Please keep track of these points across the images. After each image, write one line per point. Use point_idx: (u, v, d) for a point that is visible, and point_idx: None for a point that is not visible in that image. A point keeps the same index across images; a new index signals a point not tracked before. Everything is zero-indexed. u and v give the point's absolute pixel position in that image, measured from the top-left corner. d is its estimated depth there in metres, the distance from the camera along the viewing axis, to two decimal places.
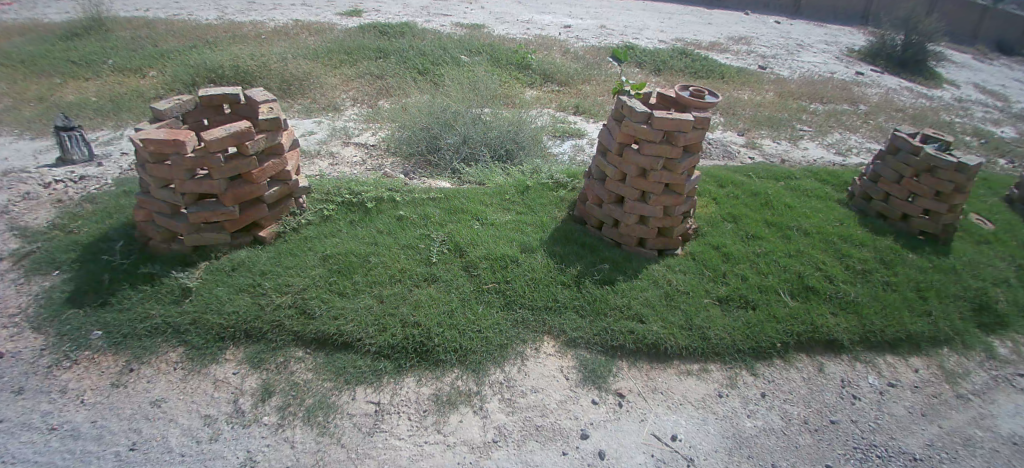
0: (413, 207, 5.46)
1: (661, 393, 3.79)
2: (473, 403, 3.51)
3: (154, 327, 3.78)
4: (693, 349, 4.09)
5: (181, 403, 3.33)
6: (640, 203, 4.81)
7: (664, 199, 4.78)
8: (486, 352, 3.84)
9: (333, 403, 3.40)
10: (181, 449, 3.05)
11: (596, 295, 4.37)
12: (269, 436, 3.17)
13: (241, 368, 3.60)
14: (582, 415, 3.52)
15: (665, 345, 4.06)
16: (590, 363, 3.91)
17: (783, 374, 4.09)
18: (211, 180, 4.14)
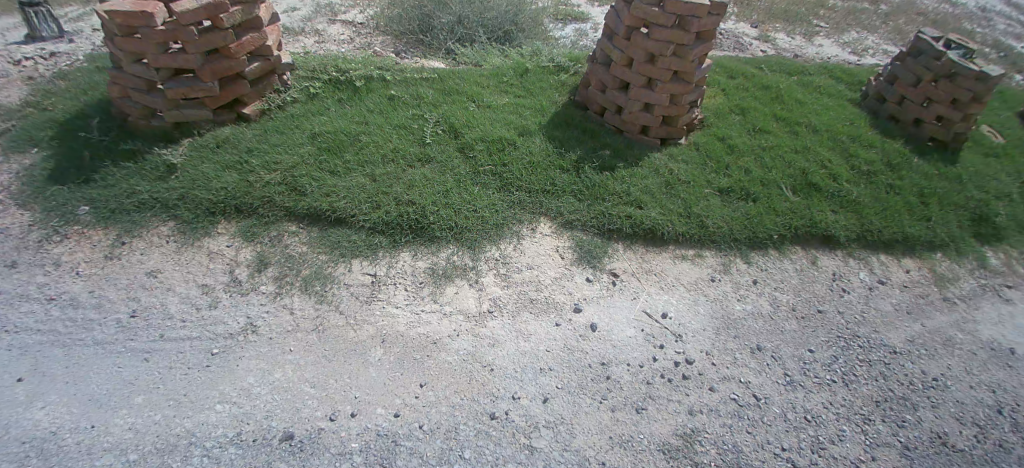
0: (405, 86, 5.34)
1: (647, 275, 3.90)
2: (469, 277, 3.66)
3: (143, 203, 3.82)
4: (690, 235, 4.20)
5: (178, 274, 3.44)
6: (643, 93, 4.68)
7: (668, 88, 4.63)
8: (469, 234, 3.92)
9: (331, 274, 3.54)
10: (181, 316, 3.19)
11: (592, 181, 4.44)
12: (268, 302, 3.33)
13: (235, 241, 3.69)
14: (575, 292, 3.68)
15: (662, 231, 4.16)
16: (574, 248, 3.98)
17: (773, 257, 4.24)
18: (185, 54, 4.03)
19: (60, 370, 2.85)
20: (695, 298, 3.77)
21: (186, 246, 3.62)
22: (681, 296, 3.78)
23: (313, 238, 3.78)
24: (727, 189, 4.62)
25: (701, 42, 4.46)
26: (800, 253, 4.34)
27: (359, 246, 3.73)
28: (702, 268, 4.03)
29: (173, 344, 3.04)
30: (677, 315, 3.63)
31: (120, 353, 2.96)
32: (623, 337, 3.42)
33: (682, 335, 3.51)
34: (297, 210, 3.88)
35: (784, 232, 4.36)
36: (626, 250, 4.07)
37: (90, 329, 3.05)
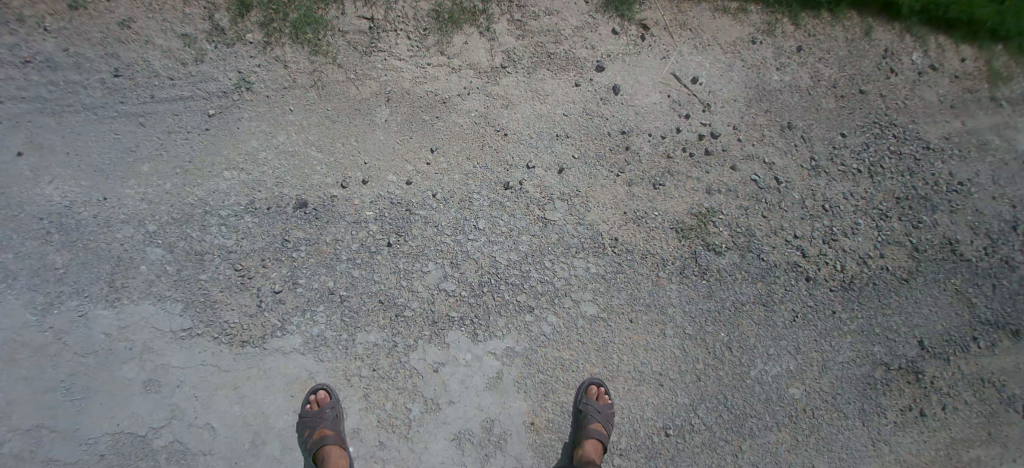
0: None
1: (727, 102, 3.39)
2: (507, 197, 2.83)
3: (107, 32, 2.84)
4: (795, 201, 3.26)
5: (145, 145, 2.76)
6: (776, 99, 3.50)
7: (804, 101, 3.54)
8: (529, 137, 3.00)
9: (328, 191, 2.72)
10: (150, 218, 2.64)
11: (684, 107, 3.29)
12: (248, 209, 2.67)
13: (216, 111, 2.84)
14: (639, 246, 2.86)
15: (762, 197, 3.22)
16: (684, 181, 3.09)
17: (854, 122, 3.54)
18: None
19: (93, 242, 2.62)
20: (805, 225, 3.23)
21: (208, 83, 2.87)
22: (792, 224, 3.21)
23: (311, 40, 3.01)
24: (808, 33, 3.69)
25: (827, 39, 3.70)
26: (917, 157, 3.51)
27: (407, 156, 2.87)
28: (813, 223, 3.24)
29: (226, 182, 2.71)
30: (780, 244, 3.15)
31: (170, 225, 2.64)
32: (727, 285, 2.97)
33: (777, 272, 3.10)
34: (302, 30, 3.01)
35: (896, 179, 3.44)
36: (744, 209, 3.15)
37: (77, 275, 2.58)
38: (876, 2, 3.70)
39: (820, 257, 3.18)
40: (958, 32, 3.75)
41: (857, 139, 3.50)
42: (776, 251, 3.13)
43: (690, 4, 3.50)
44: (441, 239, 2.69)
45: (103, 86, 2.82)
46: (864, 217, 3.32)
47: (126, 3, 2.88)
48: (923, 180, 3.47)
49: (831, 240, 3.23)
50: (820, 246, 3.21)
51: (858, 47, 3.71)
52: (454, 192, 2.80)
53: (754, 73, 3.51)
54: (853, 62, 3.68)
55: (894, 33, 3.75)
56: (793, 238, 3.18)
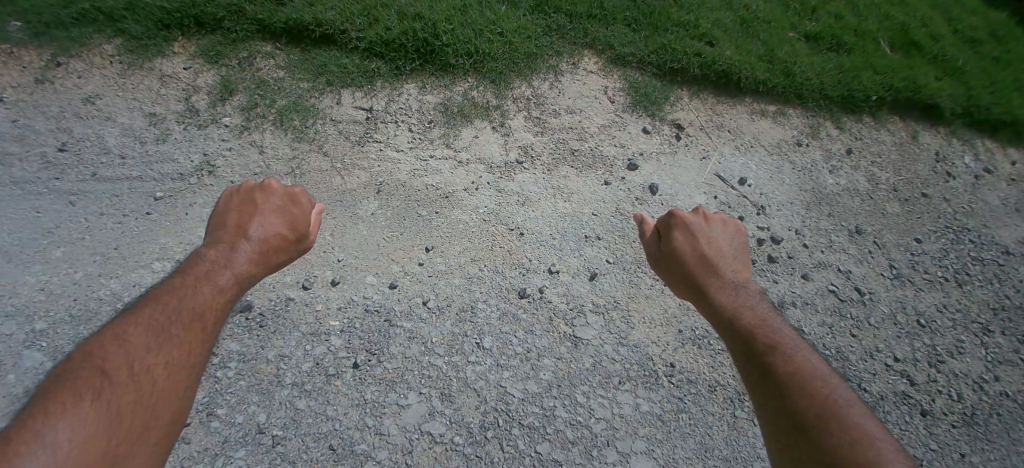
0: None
1: (782, 204, 2.89)
2: (518, 302, 2.13)
3: (70, 107, 2.58)
4: (882, 315, 2.63)
5: (68, 226, 2.21)
6: (834, 202, 2.99)
7: (867, 205, 3.03)
8: (551, 237, 2.38)
9: (286, 295, 2.03)
10: (44, 314, 1.99)
11: (728, 204, 2.82)
12: None
13: (167, 193, 2.33)
14: (697, 373, 2.08)
15: (844, 309, 2.59)
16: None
17: (925, 227, 3.02)
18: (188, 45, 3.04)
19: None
20: (903, 344, 2.57)
21: (165, 163, 2.41)
22: (887, 344, 2.56)
23: (297, 126, 2.61)
24: (855, 136, 3.33)
25: (877, 141, 3.34)
26: (1001, 262, 2.96)
27: (394, 255, 2.22)
28: (908, 341, 2.57)
29: (153, 276, 2.11)
30: (881, 370, 2.49)
31: (64, 324, 1.99)
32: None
33: (887, 408, 2.42)
34: (289, 116, 2.64)
35: (986, 287, 2.85)
36: (822, 325, 2.55)
37: None
38: (920, 104, 3.46)
39: (932, 385, 2.49)
40: (1004, 136, 3.49)
41: (932, 243, 2.96)
42: (875, 382, 2.47)
43: (723, 106, 3.22)
44: (430, 361, 1.93)
45: (42, 159, 2.39)
46: (968, 333, 2.66)
47: (99, 78, 2.68)
48: (1017, 290, 2.87)
49: (938, 363, 2.55)
50: (929, 371, 2.52)
51: (909, 150, 3.34)
52: (450, 300, 2.09)
53: (807, 176, 3.07)
54: (906, 166, 3.27)
55: (946, 136, 3.46)
56: (893, 362, 2.52)
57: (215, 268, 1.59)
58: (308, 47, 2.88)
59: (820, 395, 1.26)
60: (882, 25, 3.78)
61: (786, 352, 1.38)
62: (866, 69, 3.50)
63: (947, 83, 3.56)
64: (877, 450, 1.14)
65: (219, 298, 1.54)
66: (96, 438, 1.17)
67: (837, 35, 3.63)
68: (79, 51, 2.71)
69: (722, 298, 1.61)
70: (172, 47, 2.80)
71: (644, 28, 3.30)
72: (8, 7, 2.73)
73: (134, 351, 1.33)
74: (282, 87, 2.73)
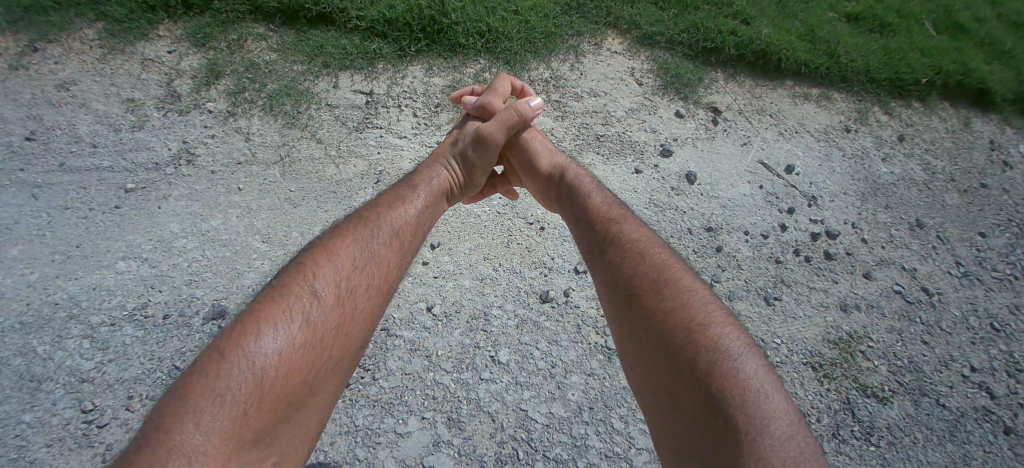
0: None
1: (835, 195, 2.54)
2: (537, 306, 1.80)
3: (41, 94, 2.36)
4: (958, 320, 2.23)
5: (27, 220, 1.95)
6: (892, 193, 2.64)
7: (929, 197, 2.67)
8: None
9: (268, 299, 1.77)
10: None
11: (775, 192, 2.47)
12: (141, 317, 1.70)
13: (140, 184, 2.06)
14: None
15: (914, 314, 2.21)
16: (806, 292, 2.16)
17: (988, 221, 2.64)
18: None
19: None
20: (978, 353, 2.15)
21: (140, 151, 2.16)
22: (961, 352, 2.14)
23: (288, 111, 2.32)
24: (906, 122, 2.95)
25: (932, 127, 2.96)
26: None
27: None
28: (988, 351, 2.15)
29: (116, 276, 1.80)
30: (958, 382, 2.04)
31: (10, 333, 1.66)
32: (910, 455, 1.83)
33: (969, 427, 1.93)
34: (280, 101, 2.35)
35: None
36: (893, 333, 2.13)
37: None
38: (970, 89, 3.09)
39: (1016, 399, 2.03)
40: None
41: (1004, 240, 2.57)
42: (952, 395, 2.01)
43: (763, 89, 2.89)
44: (434, 378, 1.61)
45: (6, 149, 2.16)
46: None
47: (76, 64, 2.48)
48: None
49: (1019, 373, 2.10)
50: (1008, 382, 2.07)
51: (962, 137, 2.95)
52: (460, 305, 1.77)
53: (863, 165, 2.71)
54: (961, 154, 2.89)
55: (1003, 124, 3.07)
56: (969, 372, 2.08)
57: (409, 206, 1.38)
58: (301, 28, 2.62)
59: (685, 308, 1.06)
60: (926, 7, 3.44)
61: (645, 249, 1.23)
62: (912, 51, 3.14)
63: (999, 67, 3.20)
64: (743, 369, 0.96)
65: (410, 235, 1.33)
66: (308, 356, 0.98)
67: (882, 15, 3.29)
68: (55, 37, 2.54)
69: (582, 196, 1.46)
70: (156, 29, 2.60)
71: (672, 6, 3.02)
72: None
73: (338, 273, 1.12)
74: (273, 71, 2.46)
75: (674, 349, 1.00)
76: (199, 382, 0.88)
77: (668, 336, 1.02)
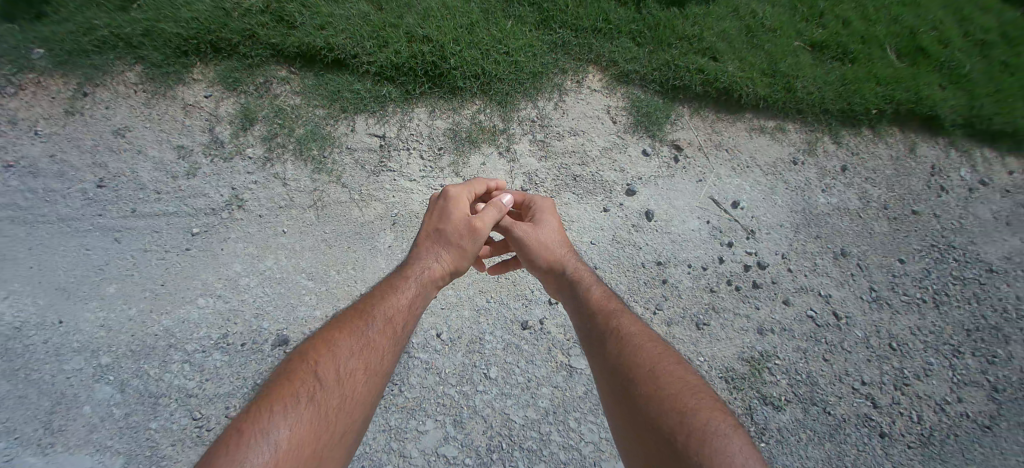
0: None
1: (773, 227, 3.09)
2: (518, 332, 2.39)
3: (101, 140, 2.88)
4: (851, 337, 2.88)
5: (116, 259, 2.54)
6: (826, 223, 3.18)
7: (859, 225, 3.21)
8: None
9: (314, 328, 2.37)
10: (98, 343, 2.34)
11: (719, 226, 3.02)
12: (223, 344, 2.31)
13: (200, 228, 2.59)
14: None
15: (823, 335, 2.85)
16: (731, 317, 2.78)
17: (914, 247, 3.19)
18: None
19: (38, 373, 2.29)
20: (873, 368, 2.81)
21: (197, 198, 2.66)
22: (857, 367, 2.80)
23: (315, 157, 2.77)
24: (852, 151, 3.42)
25: (872, 156, 3.42)
26: (982, 281, 3.13)
27: None
28: (882, 367, 2.82)
29: (198, 311, 2.38)
30: (849, 393, 2.73)
31: (126, 357, 2.30)
32: (791, 449, 2.57)
33: (849, 430, 2.66)
34: (307, 147, 2.79)
35: (965, 308, 3.05)
36: (798, 350, 2.78)
37: (8, 412, 2.22)
38: (921, 114, 3.47)
39: (895, 407, 2.74)
40: (1004, 146, 3.47)
41: (918, 266, 3.14)
42: (842, 404, 2.71)
43: (725, 123, 3.34)
44: (443, 390, 2.23)
45: (84, 197, 2.71)
46: (938, 356, 2.90)
47: (125, 109, 2.98)
48: (994, 310, 3.05)
49: (905, 386, 2.79)
50: (894, 394, 2.77)
51: (905, 165, 3.41)
52: (461, 333, 2.36)
53: (799, 196, 3.24)
54: (900, 182, 3.37)
55: (942, 148, 3.46)
56: (861, 385, 2.76)
57: (393, 300, 1.86)
58: (319, 71, 3.01)
59: (676, 397, 1.52)
60: (891, 30, 3.69)
61: (643, 346, 1.72)
62: (869, 80, 3.51)
63: (952, 92, 3.50)
64: (730, 447, 1.40)
65: (394, 326, 1.80)
66: (309, 427, 1.44)
67: (844, 42, 3.61)
68: (103, 81, 3.02)
69: (591, 298, 1.96)
70: (190, 74, 3.04)
71: (650, 41, 3.40)
72: (34, 37, 3.01)
73: (335, 363, 1.62)
74: (299, 115, 2.87)
75: (671, 431, 1.45)
76: (233, 445, 1.33)
77: (665, 423, 1.47)
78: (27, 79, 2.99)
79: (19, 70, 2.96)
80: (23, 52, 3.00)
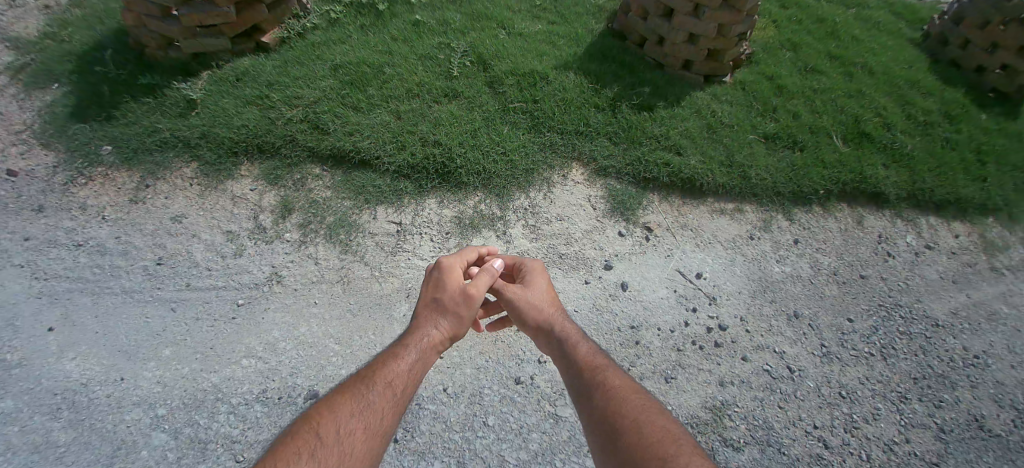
0: (430, 10, 4.99)
1: (731, 294, 3.60)
2: (512, 386, 2.85)
3: (159, 221, 3.40)
4: (807, 386, 3.26)
5: (173, 324, 2.96)
6: (779, 288, 3.69)
7: (808, 289, 3.72)
8: None
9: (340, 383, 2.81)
10: (155, 397, 2.68)
11: (684, 294, 3.55)
12: (263, 397, 2.72)
13: (245, 300, 3.07)
14: None
15: (778, 385, 3.24)
16: (695, 372, 3.22)
17: (860, 306, 3.69)
18: (216, 11, 3.99)
19: (101, 421, 2.58)
20: (824, 413, 3.17)
21: (242, 274, 3.17)
22: (810, 413, 3.15)
23: (342, 240, 3.34)
24: (805, 226, 4.06)
25: (822, 229, 4.07)
26: (928, 334, 3.61)
27: None
28: (832, 411, 3.18)
29: (242, 370, 2.81)
30: (802, 435, 3.06)
31: (179, 410, 2.65)
32: None
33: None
34: (336, 231, 3.37)
35: (910, 359, 3.47)
36: (755, 399, 3.16)
37: (75, 456, 2.48)
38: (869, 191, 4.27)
39: (845, 447, 3.05)
40: (937, 212, 4.34)
41: (863, 323, 3.60)
42: (797, 444, 3.03)
43: (688, 207, 3.99)
44: (448, 435, 2.65)
45: (145, 272, 3.16)
46: (883, 401, 3.25)
47: (182, 198, 3.52)
48: (938, 359, 3.50)
49: (854, 429, 3.12)
50: (844, 435, 3.09)
51: (854, 234, 4.08)
52: (464, 387, 2.81)
53: (754, 266, 3.77)
54: (850, 250, 3.98)
55: (889, 217, 4.23)
56: (814, 428, 3.10)
57: (394, 364, 1.99)
58: (347, 170, 3.69)
59: (659, 447, 1.73)
60: (836, 121, 4.65)
61: (627, 402, 1.93)
62: (817, 164, 4.29)
63: (895, 171, 4.38)
64: None
65: (397, 387, 1.94)
66: None
67: (793, 135, 4.45)
68: (163, 175, 3.61)
69: (581, 355, 2.19)
70: (239, 170, 3.66)
71: (622, 140, 4.14)
72: (115, 143, 3.72)
73: (342, 426, 1.75)
74: (330, 206, 3.49)
75: None
76: None
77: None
78: (97, 172, 3.61)
79: (91, 164, 3.62)
80: (94, 149, 3.69)
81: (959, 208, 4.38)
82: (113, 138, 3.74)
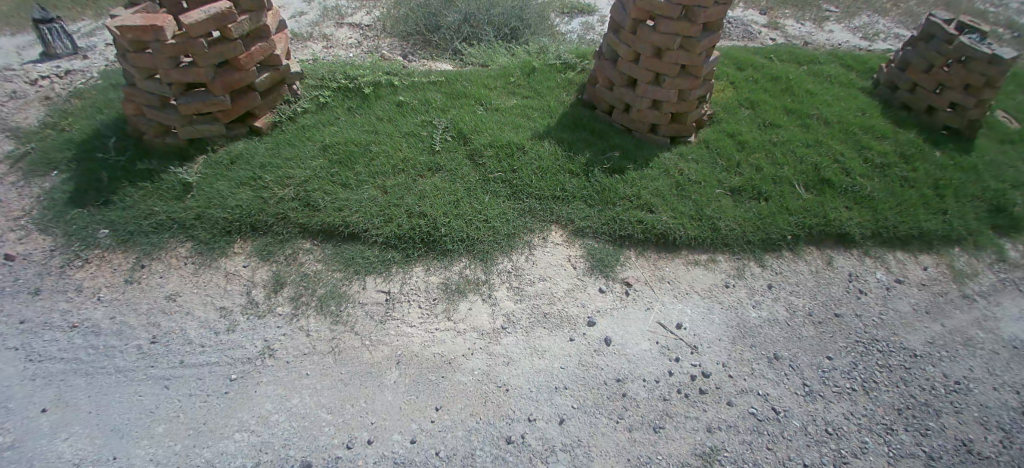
0: (412, 91, 5.40)
1: (711, 341, 3.73)
2: (503, 445, 2.92)
3: (152, 300, 3.50)
4: (795, 425, 3.32)
5: (167, 401, 2.99)
6: (757, 333, 3.84)
7: (785, 331, 3.88)
8: (529, 390, 3.21)
9: (332, 452, 2.82)
10: None
11: (666, 344, 3.67)
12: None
13: (237, 374, 3.13)
14: None
15: (766, 425, 3.28)
16: (683, 420, 3.25)
17: (838, 345, 3.84)
18: (210, 100, 4.28)
19: None
20: (813, 451, 3.19)
21: (236, 349, 3.25)
22: (799, 452, 3.18)
23: (333, 310, 3.47)
24: (775, 271, 4.30)
25: (794, 271, 4.32)
26: (907, 365, 3.76)
27: (412, 415, 3.00)
28: (821, 449, 3.21)
29: (235, 443, 2.82)
30: None
31: None
32: None
33: None
34: (327, 302, 3.51)
35: (892, 391, 3.58)
36: (744, 442, 3.18)
37: None
38: (835, 232, 4.58)
39: None
40: (900, 248, 4.65)
41: (843, 360, 3.75)
42: None
43: (663, 261, 4.22)
44: None
45: (139, 351, 3.22)
46: (870, 435, 3.31)
47: (176, 277, 3.64)
48: (921, 389, 3.62)
49: (843, 464, 3.14)
50: None
51: (824, 276, 4.32)
52: (455, 449, 2.87)
53: (730, 313, 3.94)
54: (822, 290, 4.21)
55: (854, 256, 4.52)
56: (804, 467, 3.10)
57: None
58: (337, 243, 3.89)
59: None
60: (797, 170, 5.02)
61: None
62: (782, 212, 4.61)
63: (859, 210, 4.75)
64: None
65: None
66: None
67: (756, 186, 4.79)
68: (158, 255, 3.76)
69: None
70: (232, 247, 3.82)
71: (597, 202, 4.43)
72: (111, 227, 3.88)
73: None
74: (321, 278, 3.65)
75: None
76: None
77: None
78: (93, 254, 3.74)
79: (88, 246, 3.76)
80: (92, 234, 3.84)
81: (923, 243, 4.70)
82: (110, 222, 3.91)
